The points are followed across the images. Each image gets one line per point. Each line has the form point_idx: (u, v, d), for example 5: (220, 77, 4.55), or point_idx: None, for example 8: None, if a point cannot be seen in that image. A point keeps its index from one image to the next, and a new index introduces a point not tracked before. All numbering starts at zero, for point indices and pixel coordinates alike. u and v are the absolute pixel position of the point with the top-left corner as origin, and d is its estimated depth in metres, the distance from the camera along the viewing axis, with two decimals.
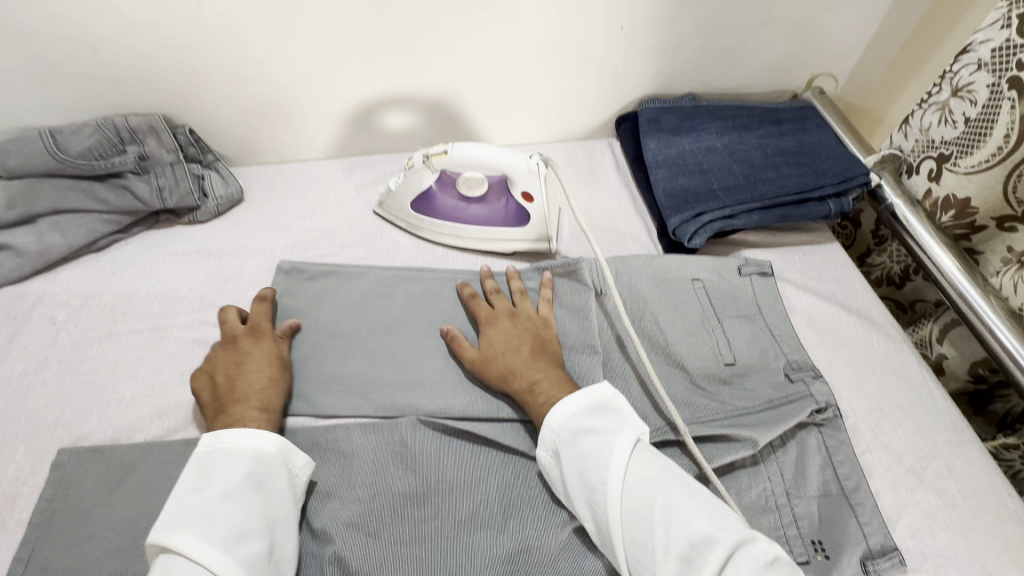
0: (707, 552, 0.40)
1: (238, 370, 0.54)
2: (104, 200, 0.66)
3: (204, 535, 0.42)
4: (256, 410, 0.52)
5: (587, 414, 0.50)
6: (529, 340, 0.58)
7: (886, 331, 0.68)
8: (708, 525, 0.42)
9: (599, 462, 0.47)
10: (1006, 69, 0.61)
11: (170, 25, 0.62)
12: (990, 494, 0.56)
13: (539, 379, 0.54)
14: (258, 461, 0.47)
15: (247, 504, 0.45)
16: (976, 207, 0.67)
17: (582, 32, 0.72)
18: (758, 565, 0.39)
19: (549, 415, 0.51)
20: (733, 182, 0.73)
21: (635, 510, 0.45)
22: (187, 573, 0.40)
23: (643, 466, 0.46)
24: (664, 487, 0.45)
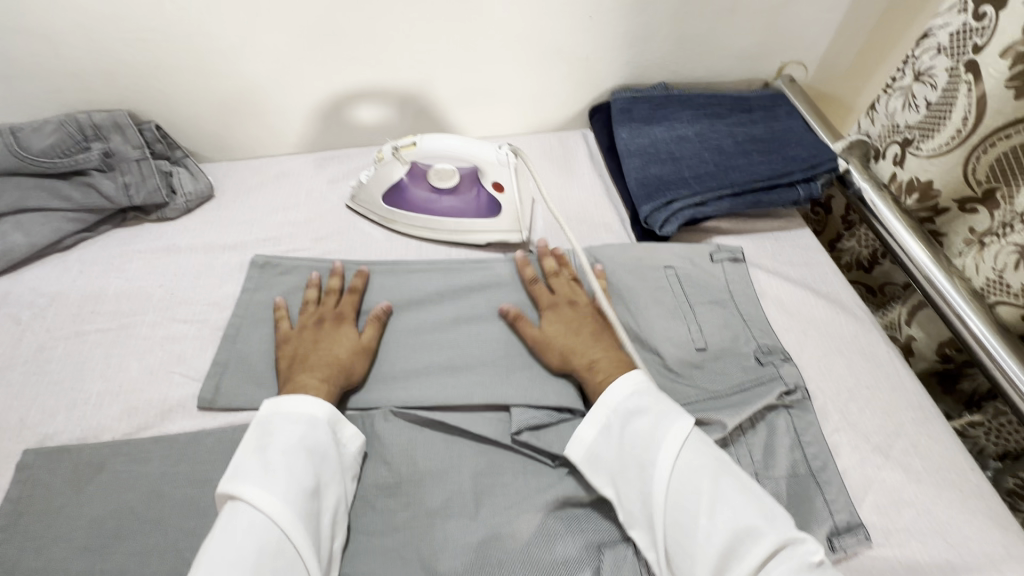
0: (752, 542, 0.42)
1: (314, 347, 0.56)
2: (69, 198, 0.65)
3: (264, 489, 0.43)
4: (319, 382, 0.53)
5: (645, 395, 0.51)
6: (588, 321, 0.59)
7: (855, 314, 0.69)
8: (756, 517, 0.43)
9: (653, 442, 0.47)
10: (964, 53, 0.62)
11: (132, 19, 0.62)
12: (953, 470, 0.57)
13: (599, 358, 0.56)
14: (314, 426, 0.49)
15: (302, 462, 0.46)
16: (939, 189, 0.68)
17: (552, 23, 0.72)
18: (801, 563, 0.41)
19: (608, 389, 0.52)
20: (704, 169, 0.74)
21: (681, 493, 0.45)
22: (250, 518, 0.42)
23: (697, 453, 0.47)
24: (716, 477, 0.45)
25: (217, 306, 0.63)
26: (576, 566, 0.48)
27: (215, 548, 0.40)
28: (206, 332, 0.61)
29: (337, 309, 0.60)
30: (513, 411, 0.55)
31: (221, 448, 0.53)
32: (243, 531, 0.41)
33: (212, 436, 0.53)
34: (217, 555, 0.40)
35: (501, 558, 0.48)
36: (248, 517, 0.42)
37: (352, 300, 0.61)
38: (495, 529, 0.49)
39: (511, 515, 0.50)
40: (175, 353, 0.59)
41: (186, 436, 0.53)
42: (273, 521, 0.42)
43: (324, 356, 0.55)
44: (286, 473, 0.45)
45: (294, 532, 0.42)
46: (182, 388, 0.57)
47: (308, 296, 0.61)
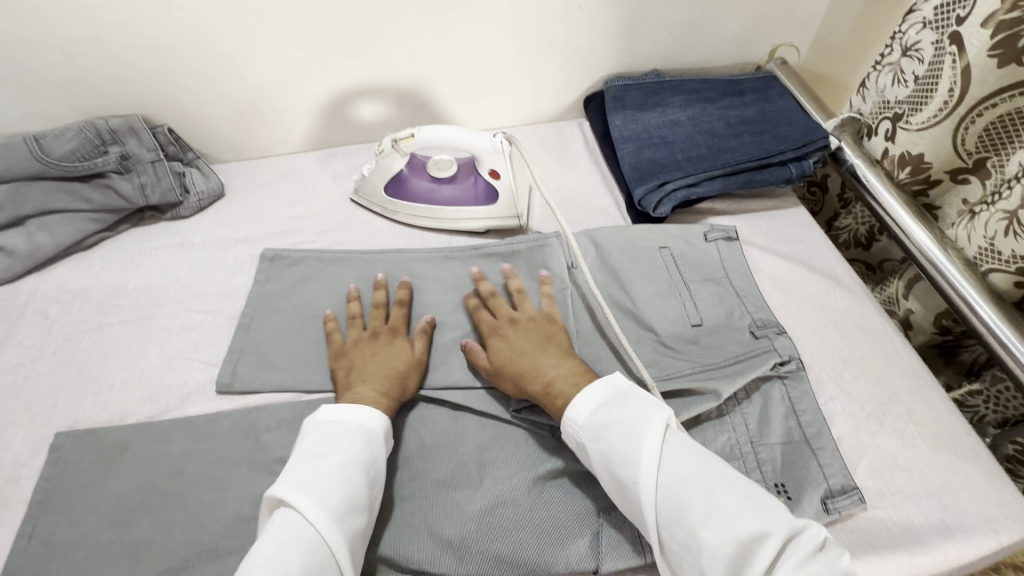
0: (756, 547, 0.40)
1: (371, 359, 0.57)
2: (89, 199, 0.69)
3: (320, 501, 0.43)
4: (378, 394, 0.53)
5: (612, 409, 0.49)
6: (534, 339, 0.58)
7: (849, 287, 0.70)
8: (754, 519, 0.41)
9: (632, 458, 0.46)
10: (948, 26, 0.63)
11: (141, 26, 0.65)
12: (947, 434, 0.58)
13: (554, 379, 0.54)
14: (369, 439, 0.49)
15: (357, 477, 0.46)
16: (930, 162, 0.69)
17: (543, 15, 0.75)
18: (807, 558, 0.40)
19: (570, 408, 0.51)
20: (696, 152, 0.76)
21: (673, 507, 0.44)
22: (302, 531, 0.42)
23: (676, 459, 0.46)
24: (702, 480, 0.44)
25: (231, 297, 0.66)
26: (575, 530, 0.50)
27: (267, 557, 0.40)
28: (221, 321, 0.64)
29: (389, 322, 0.61)
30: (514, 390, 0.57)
31: (237, 428, 0.55)
32: (295, 543, 0.41)
33: (228, 417, 0.56)
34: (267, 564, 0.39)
35: (507, 523, 0.50)
36: (302, 529, 0.42)
37: (400, 311, 0.62)
38: (499, 496, 0.51)
39: (515, 484, 0.52)
40: (192, 341, 0.62)
41: (204, 418, 0.56)
42: (325, 538, 0.42)
43: (382, 367, 0.56)
44: (337, 488, 0.44)
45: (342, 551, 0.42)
46: (200, 373, 0.60)
47: (355, 308, 0.62)
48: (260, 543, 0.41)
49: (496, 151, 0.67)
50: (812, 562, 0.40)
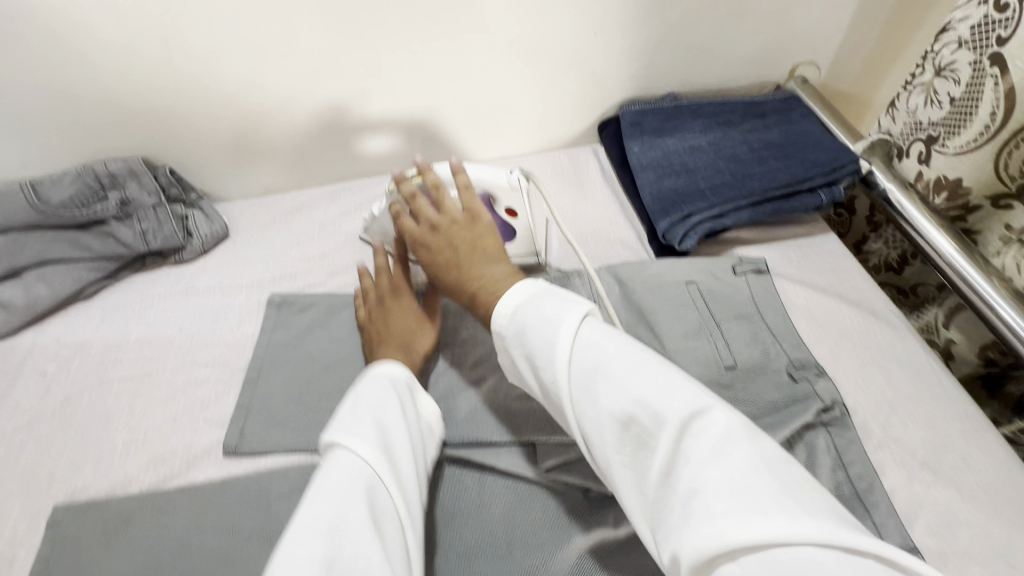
0: (657, 429, 0.37)
1: (391, 325, 0.59)
2: (88, 247, 0.66)
3: (361, 436, 0.43)
4: (402, 355, 0.56)
5: (529, 308, 0.46)
6: (457, 242, 0.55)
7: (889, 321, 0.66)
8: (657, 400, 0.38)
9: (548, 353, 0.43)
10: (987, 46, 0.59)
11: (137, 66, 0.62)
12: (1010, 484, 0.54)
13: (478, 287, 0.52)
14: (398, 385, 0.50)
15: (394, 413, 0.46)
16: (968, 187, 0.65)
17: (555, 41, 0.72)
18: (711, 437, 0.36)
19: (495, 317, 0.48)
20: (720, 180, 0.72)
21: (584, 398, 0.41)
22: (349, 463, 0.41)
23: (593, 348, 0.42)
24: (614, 367, 0.40)
25: (237, 347, 0.63)
26: None
27: (319, 490, 0.40)
28: (227, 375, 0.61)
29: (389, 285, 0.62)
30: (540, 446, 0.53)
31: (247, 495, 0.52)
32: (344, 473, 0.41)
33: (237, 483, 0.53)
34: (320, 495, 0.39)
35: None
36: (349, 462, 0.42)
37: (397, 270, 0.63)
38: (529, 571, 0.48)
39: (546, 555, 0.48)
40: (198, 398, 0.59)
41: (211, 484, 0.53)
42: (373, 469, 0.41)
43: (399, 329, 0.58)
44: (373, 422, 0.44)
45: (391, 479, 0.42)
46: (207, 433, 0.56)
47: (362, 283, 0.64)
48: (314, 483, 0.41)
49: (511, 188, 0.63)
50: (717, 444, 0.35)
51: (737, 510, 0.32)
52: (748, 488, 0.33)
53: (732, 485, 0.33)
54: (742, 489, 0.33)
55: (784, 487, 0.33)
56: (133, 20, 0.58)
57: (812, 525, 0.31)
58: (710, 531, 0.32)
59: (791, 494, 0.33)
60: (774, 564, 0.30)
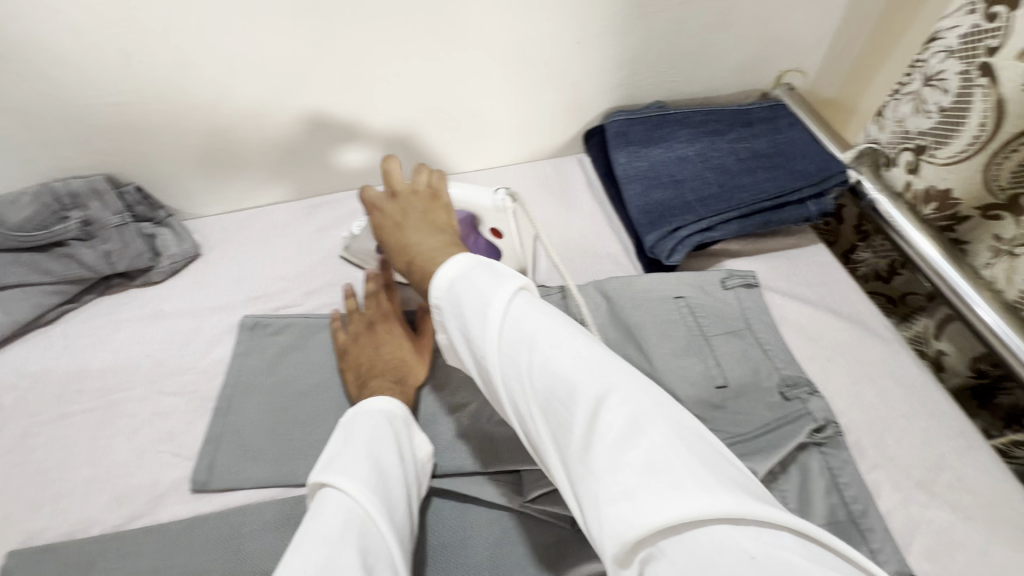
0: (575, 408, 0.31)
1: (375, 353, 0.57)
2: (48, 271, 0.62)
3: (354, 474, 0.40)
4: (389, 383, 0.53)
5: (464, 275, 0.40)
6: (412, 213, 0.51)
7: (880, 334, 0.65)
8: (576, 376, 0.32)
9: (472, 328, 0.37)
10: (976, 55, 0.57)
11: (100, 80, 0.59)
12: (1004, 503, 0.53)
13: (420, 252, 0.46)
14: (392, 420, 0.48)
15: (387, 452, 0.44)
16: (957, 198, 0.64)
17: (537, 50, 0.70)
18: (629, 416, 0.30)
19: (431, 287, 0.41)
20: (708, 192, 0.71)
21: (508, 375, 0.35)
22: (342, 504, 0.38)
23: (512, 317, 0.36)
24: (534, 337, 0.35)
25: (208, 375, 0.60)
26: None
27: (309, 532, 0.36)
28: (197, 404, 0.57)
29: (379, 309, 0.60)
30: (525, 474, 0.51)
31: (217, 535, 0.49)
32: (337, 515, 0.37)
33: (206, 522, 0.50)
34: (311, 539, 0.36)
35: None
36: (342, 503, 0.38)
37: (383, 295, 0.61)
38: None
39: None
40: (165, 430, 0.56)
41: (178, 524, 0.50)
42: (367, 511, 0.38)
43: (390, 355, 0.56)
44: (368, 457, 0.42)
45: (385, 522, 0.39)
46: (175, 468, 0.53)
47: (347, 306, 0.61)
48: (301, 526, 0.37)
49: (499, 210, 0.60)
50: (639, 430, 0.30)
51: (656, 507, 0.27)
52: (665, 468, 0.28)
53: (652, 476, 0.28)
54: (662, 480, 0.28)
55: (708, 464, 0.29)
56: (91, 35, 0.55)
57: (734, 505, 0.26)
58: (627, 522, 0.27)
59: (715, 473, 0.28)
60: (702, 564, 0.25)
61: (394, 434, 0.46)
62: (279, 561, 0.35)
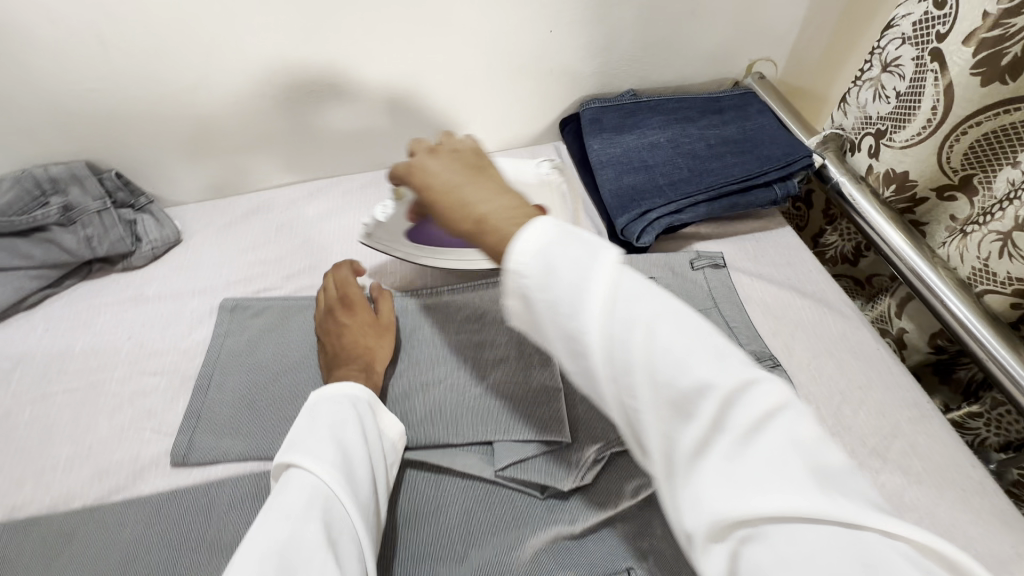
0: (702, 400, 0.31)
1: (338, 339, 0.58)
2: (29, 255, 0.63)
3: (318, 455, 0.42)
4: (351, 367, 0.54)
5: (553, 242, 0.36)
6: (463, 171, 0.45)
7: (842, 311, 0.67)
8: (704, 367, 0.31)
9: (576, 301, 0.34)
10: (928, 41, 0.60)
11: (78, 66, 0.60)
12: (954, 467, 0.55)
13: (488, 210, 0.40)
14: (357, 404, 0.49)
15: (353, 434, 0.45)
16: (915, 179, 0.67)
17: (511, 38, 0.71)
18: (761, 414, 0.30)
19: (512, 254, 0.36)
20: (678, 176, 0.73)
21: (612, 349, 0.33)
22: (306, 482, 0.40)
23: (630, 296, 0.34)
24: (653, 320, 0.33)
25: (189, 355, 0.61)
26: None
27: (275, 509, 0.39)
28: (177, 384, 0.59)
29: (341, 297, 0.62)
30: (497, 446, 0.53)
31: (196, 506, 0.51)
32: (303, 493, 0.40)
33: (186, 494, 0.52)
34: (275, 515, 0.38)
35: None
36: (308, 481, 0.41)
37: (347, 281, 0.63)
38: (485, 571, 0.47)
39: (503, 554, 0.48)
40: (145, 408, 0.57)
41: (159, 497, 0.51)
42: (331, 488, 0.41)
43: (351, 339, 0.57)
44: (333, 439, 0.44)
45: (350, 499, 0.41)
46: (155, 444, 0.55)
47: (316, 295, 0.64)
48: (268, 504, 0.40)
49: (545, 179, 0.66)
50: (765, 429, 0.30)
51: (774, 500, 0.28)
52: (795, 474, 0.29)
53: (778, 473, 0.29)
54: (787, 477, 0.29)
55: (831, 472, 0.30)
56: (67, 21, 0.56)
57: (857, 514, 0.28)
58: (733, 505, 0.29)
59: (836, 481, 0.29)
60: (808, 550, 0.27)
61: (360, 416, 0.48)
62: (245, 537, 0.37)
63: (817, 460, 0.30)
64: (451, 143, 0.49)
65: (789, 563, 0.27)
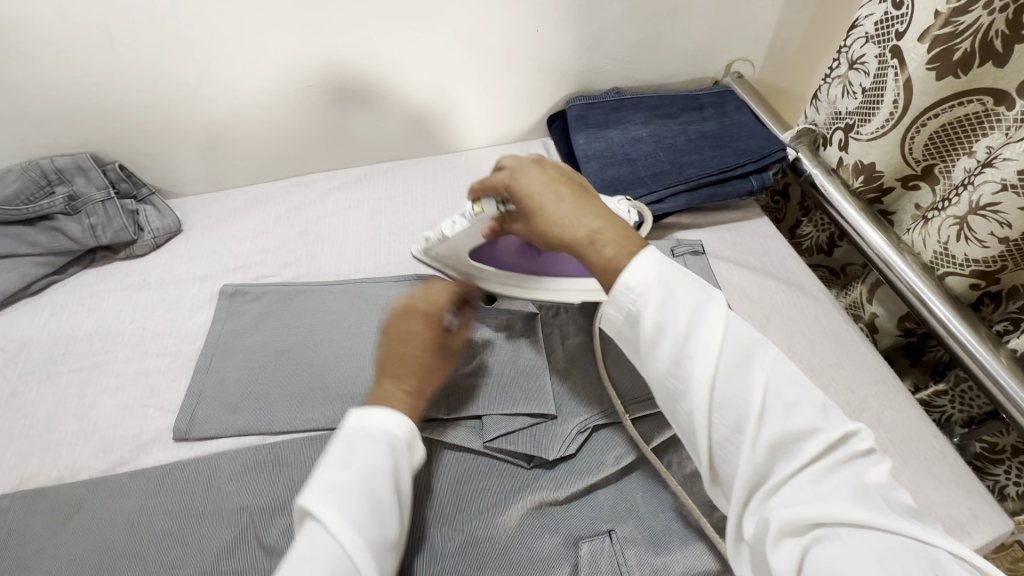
0: (809, 441, 0.37)
1: (402, 348, 0.53)
2: (35, 243, 0.66)
3: (346, 518, 0.39)
4: (404, 390, 0.50)
5: (667, 271, 0.42)
6: (570, 185, 0.48)
7: (815, 295, 0.71)
8: (813, 416, 0.38)
9: (694, 334, 0.41)
10: (888, 40, 0.64)
11: (85, 62, 0.63)
12: (917, 437, 0.59)
13: (601, 230, 0.45)
14: (393, 444, 0.45)
15: (384, 488, 0.42)
16: (881, 170, 0.70)
17: (500, 37, 0.75)
18: (852, 459, 0.37)
19: (627, 279, 0.42)
20: (660, 168, 0.76)
21: (728, 394, 0.40)
22: (328, 550, 0.37)
23: (746, 345, 0.41)
24: (776, 381, 0.40)
25: (190, 337, 0.64)
26: (553, 563, 0.48)
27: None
28: (179, 364, 0.61)
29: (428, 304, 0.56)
30: (486, 418, 0.56)
31: (198, 477, 0.53)
32: (325, 563, 0.37)
33: (188, 466, 0.54)
34: None
35: (483, 559, 0.49)
36: (331, 547, 0.38)
37: (438, 291, 0.58)
38: (473, 533, 0.50)
39: (489, 518, 0.51)
40: (148, 387, 0.60)
41: (162, 468, 0.54)
42: (353, 560, 0.38)
43: (411, 354, 0.52)
44: (364, 496, 0.40)
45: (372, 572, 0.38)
46: (157, 420, 0.57)
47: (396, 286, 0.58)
48: (286, 565, 0.37)
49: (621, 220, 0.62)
50: (849, 466, 0.37)
51: (854, 511, 0.34)
52: (867, 497, 0.35)
53: (859, 498, 0.35)
54: (864, 498, 0.35)
55: (898, 504, 0.36)
56: (76, 17, 0.59)
57: (928, 534, 0.34)
58: (812, 508, 0.35)
59: (904, 511, 0.36)
60: (878, 549, 0.33)
61: (394, 462, 0.44)
62: None
63: (889, 496, 0.36)
64: (544, 157, 0.52)
65: (857, 555, 0.33)
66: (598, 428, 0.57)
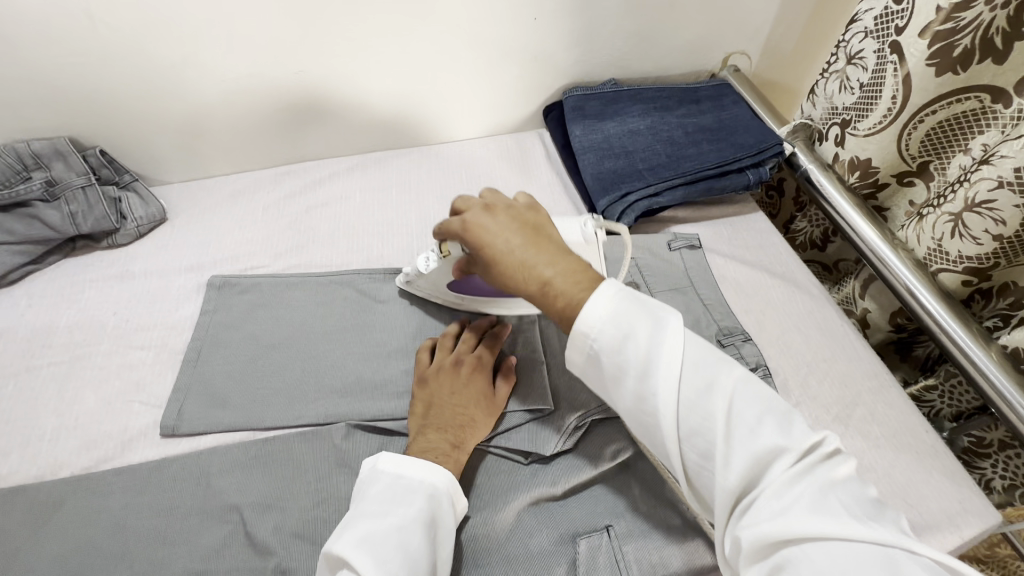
0: (776, 461, 0.36)
1: (449, 399, 0.53)
2: (11, 230, 0.63)
3: (379, 563, 0.38)
4: (445, 445, 0.50)
5: (621, 311, 0.42)
6: (519, 229, 0.47)
7: (809, 290, 0.71)
8: (776, 434, 0.37)
9: (650, 368, 0.40)
10: (888, 35, 0.64)
11: (63, 41, 0.60)
12: (910, 433, 0.59)
13: (553, 277, 0.44)
14: (432, 498, 0.45)
15: (418, 539, 0.41)
16: (877, 166, 0.70)
17: (497, 24, 0.73)
18: (820, 473, 0.36)
19: (580, 327, 0.42)
20: (656, 161, 0.76)
21: (699, 424, 0.39)
22: None
23: (706, 370, 0.40)
24: (739, 409, 0.39)
25: (176, 330, 0.62)
26: (550, 559, 0.48)
27: None
28: (165, 358, 0.60)
29: (477, 356, 0.56)
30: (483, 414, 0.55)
31: (185, 475, 0.51)
32: None
33: (174, 463, 0.52)
34: None
35: (482, 556, 0.48)
36: None
37: (488, 342, 0.58)
38: (471, 530, 0.49)
39: (488, 515, 0.50)
40: (133, 381, 0.58)
41: (147, 466, 0.52)
42: None
43: (453, 406, 0.53)
44: (398, 546, 0.40)
45: None
46: (142, 416, 0.56)
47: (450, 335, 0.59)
48: None
49: (588, 243, 0.57)
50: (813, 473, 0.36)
51: (818, 524, 0.33)
52: (827, 503, 0.34)
53: (824, 510, 0.34)
54: (827, 509, 0.34)
55: (860, 504, 0.35)
56: None
57: (890, 537, 0.33)
58: (776, 523, 0.34)
59: (864, 511, 0.35)
60: (842, 559, 0.32)
61: (430, 515, 0.43)
62: None
63: (851, 498, 0.35)
64: (496, 195, 0.50)
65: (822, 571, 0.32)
66: (598, 420, 0.56)
